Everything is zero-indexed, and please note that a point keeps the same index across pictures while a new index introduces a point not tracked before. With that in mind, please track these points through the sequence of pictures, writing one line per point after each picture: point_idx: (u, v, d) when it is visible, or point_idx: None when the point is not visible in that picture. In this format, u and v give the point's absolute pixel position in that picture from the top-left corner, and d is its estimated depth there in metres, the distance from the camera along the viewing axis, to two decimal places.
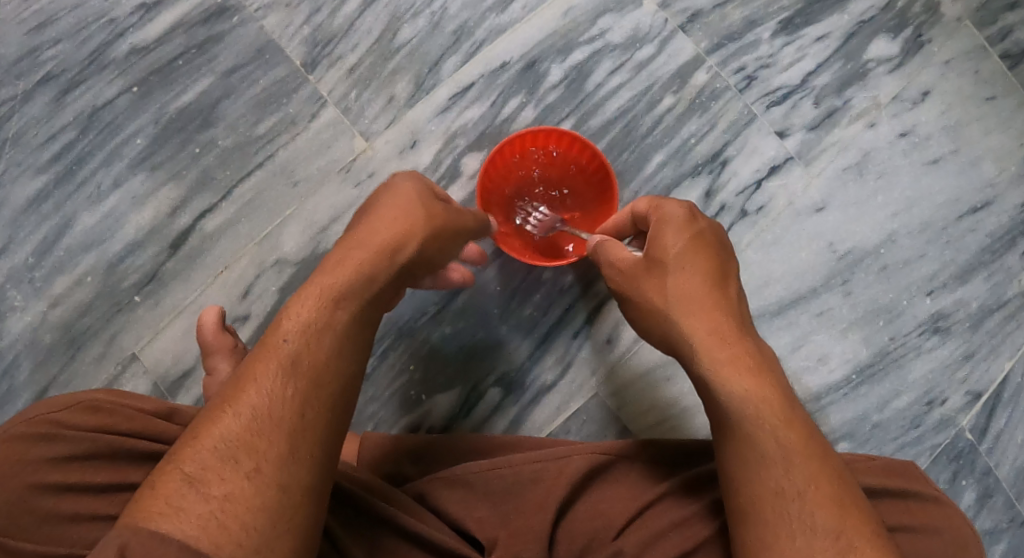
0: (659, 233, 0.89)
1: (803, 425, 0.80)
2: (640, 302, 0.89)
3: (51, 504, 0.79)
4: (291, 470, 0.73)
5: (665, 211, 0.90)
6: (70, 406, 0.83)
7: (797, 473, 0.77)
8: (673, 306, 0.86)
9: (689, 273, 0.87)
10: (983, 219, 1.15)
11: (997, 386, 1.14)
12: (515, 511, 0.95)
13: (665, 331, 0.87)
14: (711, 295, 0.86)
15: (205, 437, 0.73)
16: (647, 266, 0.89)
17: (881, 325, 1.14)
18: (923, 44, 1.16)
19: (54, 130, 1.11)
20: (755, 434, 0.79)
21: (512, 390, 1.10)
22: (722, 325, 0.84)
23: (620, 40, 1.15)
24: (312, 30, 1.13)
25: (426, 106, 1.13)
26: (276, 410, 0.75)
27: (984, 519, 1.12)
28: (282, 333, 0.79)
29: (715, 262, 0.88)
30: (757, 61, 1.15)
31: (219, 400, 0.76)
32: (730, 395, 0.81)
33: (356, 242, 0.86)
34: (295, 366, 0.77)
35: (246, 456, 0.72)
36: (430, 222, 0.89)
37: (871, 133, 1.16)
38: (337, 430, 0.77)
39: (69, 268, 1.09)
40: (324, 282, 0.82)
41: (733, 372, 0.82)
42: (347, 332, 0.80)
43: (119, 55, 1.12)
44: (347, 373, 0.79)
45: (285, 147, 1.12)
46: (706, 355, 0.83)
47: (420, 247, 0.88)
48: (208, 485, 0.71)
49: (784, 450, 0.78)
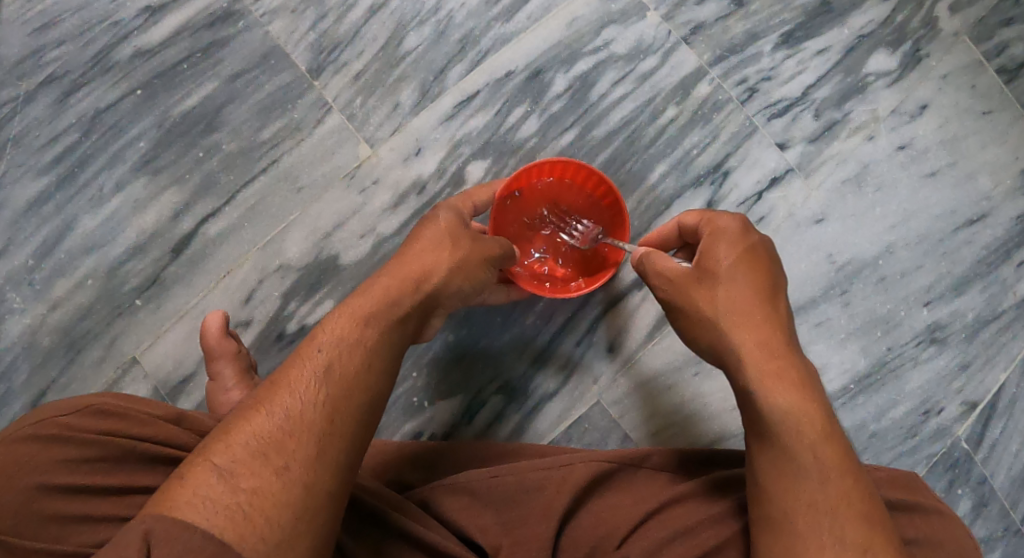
0: (711, 244, 0.90)
1: (836, 440, 0.82)
2: (687, 309, 0.90)
3: (62, 506, 0.78)
4: (318, 471, 0.73)
5: (710, 228, 0.91)
6: (80, 409, 0.82)
7: (832, 487, 0.80)
8: (723, 317, 0.87)
9: (739, 286, 0.88)
10: (978, 232, 1.17)
11: (993, 396, 1.15)
12: (519, 518, 0.96)
13: (714, 339, 0.88)
14: (763, 311, 0.87)
15: (235, 433, 0.73)
16: (699, 280, 0.90)
17: (878, 336, 1.15)
18: (922, 59, 1.18)
19: (57, 132, 1.10)
20: (797, 446, 0.81)
21: (514, 398, 1.11)
22: (772, 341, 0.86)
23: (624, 51, 1.16)
24: (317, 36, 1.13)
25: (431, 113, 1.13)
26: (307, 413, 0.74)
27: (979, 527, 1.14)
28: (318, 342, 0.79)
29: (767, 276, 0.88)
30: (758, 74, 1.17)
31: (253, 400, 0.76)
32: (776, 404, 0.83)
33: (396, 270, 0.86)
34: (326, 374, 0.77)
35: (275, 453, 0.72)
36: (462, 252, 0.88)
37: (870, 146, 1.17)
38: (365, 441, 0.77)
39: (69, 271, 1.09)
40: (360, 301, 0.82)
41: (780, 384, 0.84)
42: (377, 347, 0.80)
43: (123, 57, 1.12)
44: (379, 387, 0.79)
45: (290, 152, 1.12)
46: (751, 366, 0.85)
47: (450, 278, 0.87)
48: (236, 479, 0.71)
49: (821, 465, 0.81)
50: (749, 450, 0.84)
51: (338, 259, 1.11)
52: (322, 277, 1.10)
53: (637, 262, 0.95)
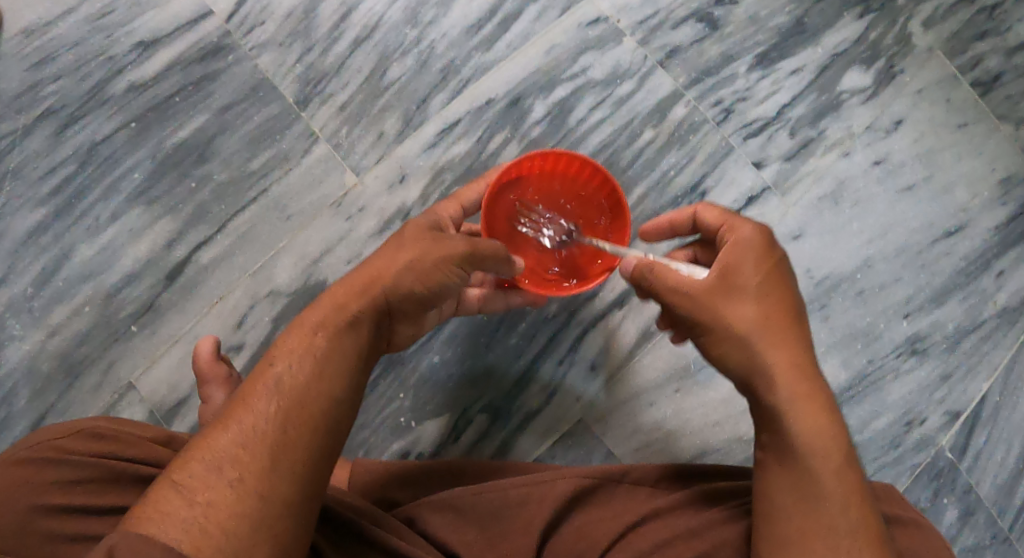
0: (740, 260, 0.89)
1: (854, 461, 0.84)
2: (712, 319, 0.88)
3: (55, 525, 0.81)
4: (271, 481, 0.74)
5: (734, 237, 0.90)
6: (75, 432, 0.85)
7: (853, 512, 0.82)
8: (754, 333, 0.87)
9: (769, 305, 0.88)
10: (957, 243, 1.19)
11: (975, 406, 1.17)
12: (501, 534, 0.99)
13: (740, 352, 0.87)
14: (788, 332, 0.88)
15: (195, 449, 0.76)
16: (726, 293, 0.88)
17: (858, 349, 1.16)
18: (896, 75, 1.21)
19: (55, 165, 1.15)
20: (821, 469, 0.83)
21: (499, 417, 1.13)
22: (804, 367, 0.87)
23: (601, 76, 1.19)
24: (304, 68, 1.18)
25: (414, 141, 1.17)
26: (260, 426, 0.76)
27: (966, 536, 1.14)
28: (274, 354, 0.80)
29: (791, 297, 0.89)
30: (733, 94, 1.20)
31: (215, 418, 0.78)
32: (803, 429, 0.84)
33: (353, 276, 0.86)
34: (278, 386, 0.78)
35: (230, 466, 0.74)
36: (426, 253, 0.85)
37: (845, 162, 1.19)
38: (325, 448, 0.78)
39: (67, 298, 1.13)
40: (315, 309, 0.83)
41: (810, 408, 0.85)
42: (328, 355, 0.80)
43: (117, 92, 1.16)
44: (334, 394, 0.79)
45: (278, 181, 1.16)
46: (785, 389, 0.86)
47: (409, 278, 0.85)
48: (193, 493, 0.73)
49: (844, 489, 0.83)
50: (770, 470, 0.85)
51: (326, 284, 1.14)
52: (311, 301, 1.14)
53: (641, 265, 0.91)
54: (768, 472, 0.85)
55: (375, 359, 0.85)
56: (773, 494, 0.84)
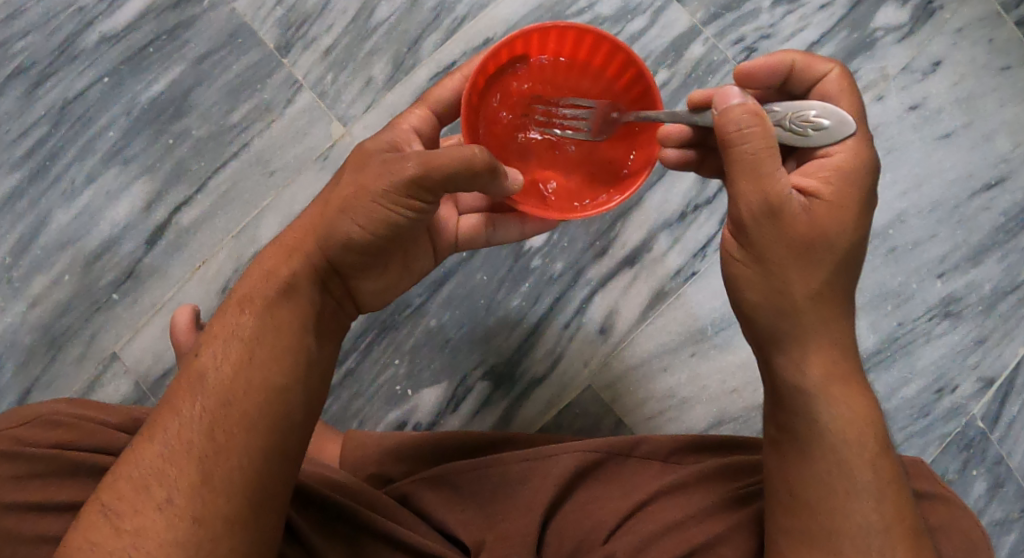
0: (840, 210, 0.73)
1: (892, 453, 0.73)
2: (773, 259, 0.72)
3: (14, 523, 0.76)
4: (205, 497, 0.66)
5: (848, 159, 0.73)
6: (32, 421, 0.82)
7: (888, 507, 0.71)
8: (815, 302, 0.73)
9: (843, 270, 0.74)
10: (997, 197, 1.09)
11: (1010, 372, 1.08)
12: (501, 512, 0.92)
13: (782, 313, 0.73)
14: (840, 305, 0.74)
15: (121, 466, 0.68)
16: (812, 227, 0.72)
17: (888, 311, 1.08)
18: (934, 11, 1.10)
19: (26, 125, 1.07)
20: (855, 463, 0.71)
21: (501, 384, 1.06)
22: (840, 343, 0.74)
23: (610, 13, 1.08)
24: (285, 11, 1.08)
25: (406, 87, 1.07)
26: (188, 433, 0.68)
27: (995, 509, 1.07)
28: (201, 346, 0.72)
29: (858, 254, 0.74)
30: (756, 32, 1.09)
31: (144, 426, 0.70)
32: (838, 416, 0.72)
33: (285, 238, 0.75)
34: (202, 384, 0.69)
35: (156, 485, 0.66)
36: (363, 189, 0.72)
37: (878, 107, 1.09)
38: (268, 446, 0.68)
39: (45, 267, 1.06)
40: (244, 287, 0.74)
41: (846, 392, 0.73)
42: (258, 338, 0.71)
43: (89, 44, 1.07)
44: (272, 384, 0.69)
45: (261, 134, 1.07)
46: (818, 367, 0.73)
47: (346, 222, 0.72)
48: (120, 518, 0.65)
49: (877, 481, 0.71)
50: (784, 460, 0.74)
51: None
52: None
53: (750, 129, 0.70)
54: (790, 460, 0.73)
55: (326, 329, 0.75)
56: (800, 476, 0.72)
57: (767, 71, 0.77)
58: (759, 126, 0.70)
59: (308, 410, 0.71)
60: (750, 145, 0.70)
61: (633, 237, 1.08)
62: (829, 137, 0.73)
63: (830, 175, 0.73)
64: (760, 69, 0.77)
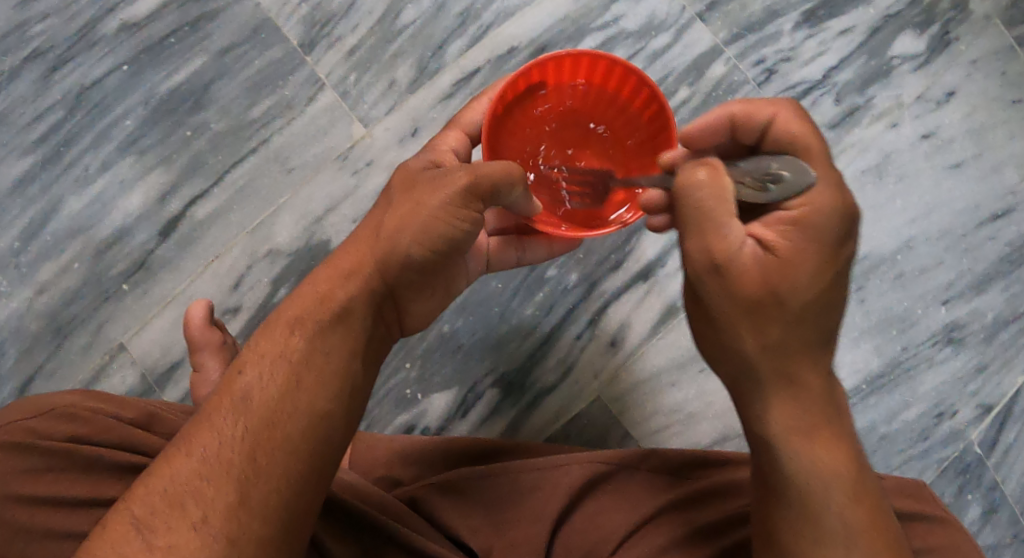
0: (795, 268, 0.71)
1: (866, 497, 0.72)
2: (724, 317, 0.73)
3: (25, 517, 0.75)
4: (239, 521, 0.67)
5: (810, 215, 0.71)
6: (46, 413, 0.80)
7: (859, 553, 0.70)
8: (775, 359, 0.72)
9: (809, 326, 0.72)
10: (1003, 228, 1.11)
11: (1009, 400, 1.11)
12: (510, 521, 0.92)
13: (737, 368, 0.74)
14: (811, 358, 0.73)
15: (155, 478, 0.68)
16: (763, 284, 0.71)
17: (893, 335, 1.10)
18: (950, 42, 1.12)
19: (42, 110, 1.05)
20: (822, 511, 0.71)
21: (510, 392, 1.07)
22: (800, 399, 0.72)
23: (634, 28, 1.09)
24: (310, 9, 1.07)
25: (428, 92, 1.07)
26: (228, 453, 0.68)
27: (988, 534, 1.09)
28: (245, 362, 0.72)
29: (822, 308, 0.72)
30: (777, 54, 1.10)
31: (179, 438, 0.70)
32: (803, 466, 0.71)
33: (340, 258, 0.75)
34: (246, 402, 0.70)
35: (192, 503, 0.67)
36: (420, 208, 0.74)
37: (892, 134, 1.11)
38: (305, 474, 0.69)
39: (55, 254, 1.04)
40: (294, 305, 0.74)
41: (817, 441, 0.72)
42: (306, 361, 0.71)
43: (109, 31, 1.06)
44: (317, 408, 0.70)
45: (281, 131, 1.07)
46: (777, 421, 0.72)
47: (408, 240, 0.73)
48: (153, 534, 0.66)
49: (847, 527, 0.70)
50: (759, 506, 0.73)
51: (330, 244, 1.05)
52: (314, 261, 1.05)
53: (700, 187, 0.71)
54: (760, 511, 0.73)
55: (374, 354, 0.75)
56: (769, 527, 0.72)
57: (705, 132, 0.78)
58: (711, 175, 0.72)
59: (350, 437, 0.72)
60: (704, 196, 0.71)
61: (647, 251, 1.08)
62: (789, 190, 0.71)
63: (789, 230, 0.72)
64: (694, 133, 0.78)
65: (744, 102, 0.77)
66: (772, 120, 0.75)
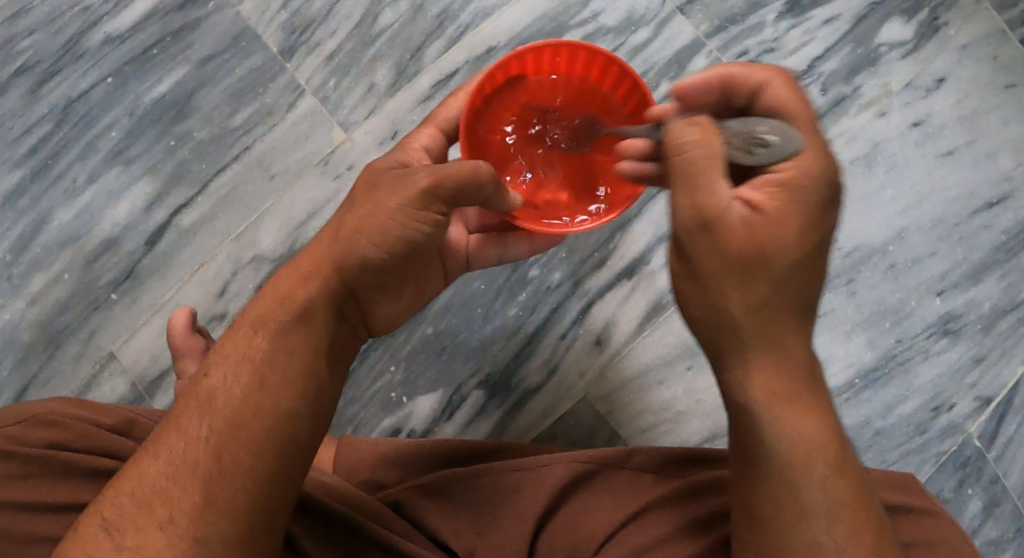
0: (781, 224, 0.69)
1: (846, 474, 0.69)
2: (707, 274, 0.70)
3: (6, 523, 0.77)
4: (205, 519, 0.67)
5: (798, 175, 0.69)
6: (27, 419, 0.81)
7: (840, 530, 0.67)
8: (756, 319, 0.70)
9: (791, 289, 0.70)
10: (998, 215, 1.09)
11: (1008, 392, 1.08)
12: (493, 522, 0.92)
13: (716, 329, 0.71)
14: (794, 325, 0.70)
15: (125, 480, 0.69)
16: (750, 240, 0.69)
17: (886, 327, 1.08)
18: (939, 27, 1.10)
19: (30, 123, 1.07)
20: (805, 483, 0.68)
21: (496, 393, 1.06)
22: (786, 365, 0.70)
23: (614, 23, 1.08)
24: (289, 15, 1.08)
25: (408, 94, 1.07)
26: (194, 454, 0.69)
27: (990, 529, 1.06)
28: (210, 365, 0.73)
29: (806, 269, 0.70)
30: (760, 46, 1.09)
31: (149, 441, 0.71)
32: (785, 433, 0.69)
33: (302, 261, 0.76)
34: (210, 403, 0.70)
35: (159, 503, 0.67)
36: (378, 211, 0.74)
37: (881, 123, 1.09)
38: (270, 473, 0.69)
39: (45, 265, 1.06)
40: (257, 307, 0.74)
41: (798, 412, 0.69)
42: (269, 361, 0.71)
43: (94, 44, 1.08)
44: (280, 407, 0.70)
45: (263, 138, 1.07)
46: (761, 386, 0.70)
47: (367, 242, 0.73)
48: (122, 535, 0.67)
49: (829, 500, 0.68)
50: (741, 478, 0.71)
51: None
52: None
53: (691, 138, 0.69)
54: (742, 482, 0.71)
55: (338, 352, 0.75)
56: (748, 497, 0.70)
57: (700, 92, 0.75)
58: (702, 134, 0.69)
59: (315, 437, 0.72)
60: (695, 152, 0.69)
61: (631, 249, 1.07)
62: (778, 153, 0.70)
63: (775, 189, 0.69)
64: (692, 90, 0.74)
65: (742, 63, 0.73)
66: (766, 83, 0.72)
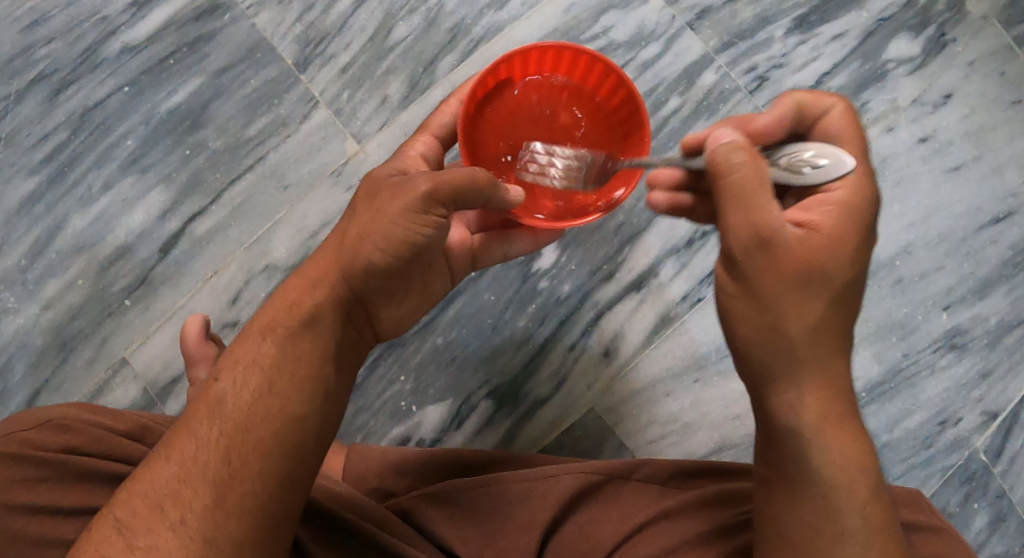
0: (832, 249, 0.72)
1: (883, 497, 0.71)
2: (765, 295, 0.71)
3: (20, 525, 0.78)
4: (217, 522, 0.68)
5: (849, 200, 0.73)
6: (43, 424, 0.82)
7: (876, 553, 0.70)
8: (810, 338, 0.71)
9: (840, 310, 0.72)
10: (1004, 231, 1.10)
11: (1014, 407, 1.09)
12: (500, 531, 0.92)
13: (772, 353, 0.72)
14: (839, 343, 0.72)
15: (137, 483, 0.70)
16: (806, 261, 0.71)
17: (893, 341, 1.08)
18: (947, 44, 1.11)
19: (47, 130, 1.09)
20: (845, 507, 0.70)
21: (504, 403, 1.07)
22: (832, 385, 0.72)
23: (624, 38, 1.10)
24: (304, 28, 1.10)
25: (420, 107, 1.08)
26: (206, 457, 0.70)
27: (996, 543, 1.07)
28: (221, 370, 0.73)
29: (855, 292, 0.73)
30: (768, 61, 1.10)
31: (161, 445, 0.72)
32: (831, 456, 0.70)
33: (308, 267, 0.77)
34: (221, 408, 0.71)
35: (171, 506, 0.68)
36: (377, 217, 0.75)
37: (888, 138, 1.10)
38: (281, 476, 0.70)
39: (60, 271, 1.07)
40: (266, 314, 0.75)
41: (840, 435, 0.71)
42: (278, 367, 0.72)
43: (111, 54, 1.09)
44: (290, 412, 0.71)
45: (276, 149, 1.09)
46: (811, 410, 0.71)
47: (371, 247, 0.74)
48: (134, 536, 0.68)
49: (867, 525, 0.70)
50: (777, 497, 0.72)
51: None
52: None
53: (740, 161, 0.71)
54: (778, 501, 0.72)
55: (347, 356, 0.76)
56: (779, 519, 0.72)
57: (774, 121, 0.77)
58: (751, 158, 0.72)
59: (324, 442, 0.73)
60: (746, 174, 0.71)
61: (640, 262, 1.08)
62: (825, 175, 0.73)
63: (830, 213, 0.72)
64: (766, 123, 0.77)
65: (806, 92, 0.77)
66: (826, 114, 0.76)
